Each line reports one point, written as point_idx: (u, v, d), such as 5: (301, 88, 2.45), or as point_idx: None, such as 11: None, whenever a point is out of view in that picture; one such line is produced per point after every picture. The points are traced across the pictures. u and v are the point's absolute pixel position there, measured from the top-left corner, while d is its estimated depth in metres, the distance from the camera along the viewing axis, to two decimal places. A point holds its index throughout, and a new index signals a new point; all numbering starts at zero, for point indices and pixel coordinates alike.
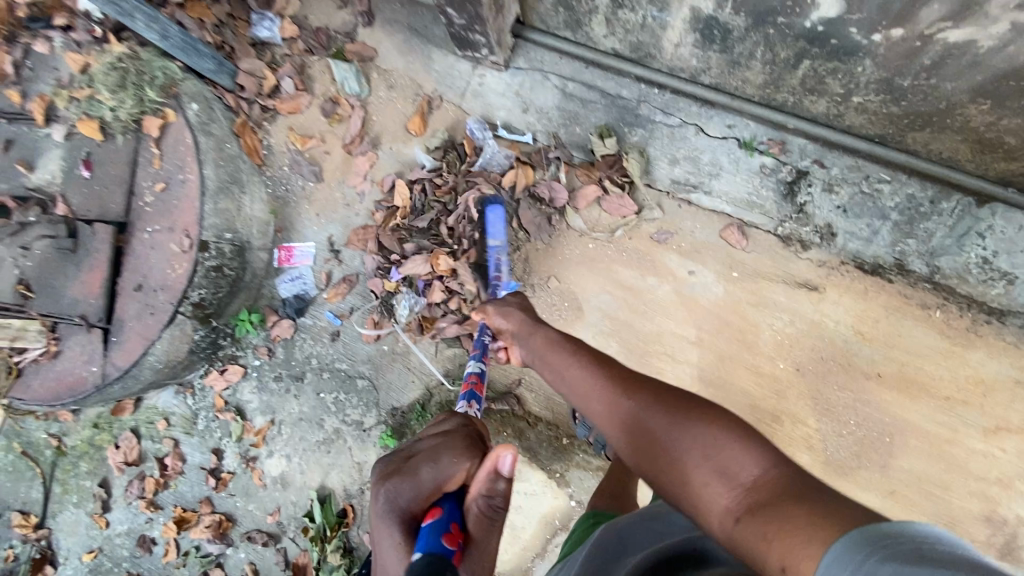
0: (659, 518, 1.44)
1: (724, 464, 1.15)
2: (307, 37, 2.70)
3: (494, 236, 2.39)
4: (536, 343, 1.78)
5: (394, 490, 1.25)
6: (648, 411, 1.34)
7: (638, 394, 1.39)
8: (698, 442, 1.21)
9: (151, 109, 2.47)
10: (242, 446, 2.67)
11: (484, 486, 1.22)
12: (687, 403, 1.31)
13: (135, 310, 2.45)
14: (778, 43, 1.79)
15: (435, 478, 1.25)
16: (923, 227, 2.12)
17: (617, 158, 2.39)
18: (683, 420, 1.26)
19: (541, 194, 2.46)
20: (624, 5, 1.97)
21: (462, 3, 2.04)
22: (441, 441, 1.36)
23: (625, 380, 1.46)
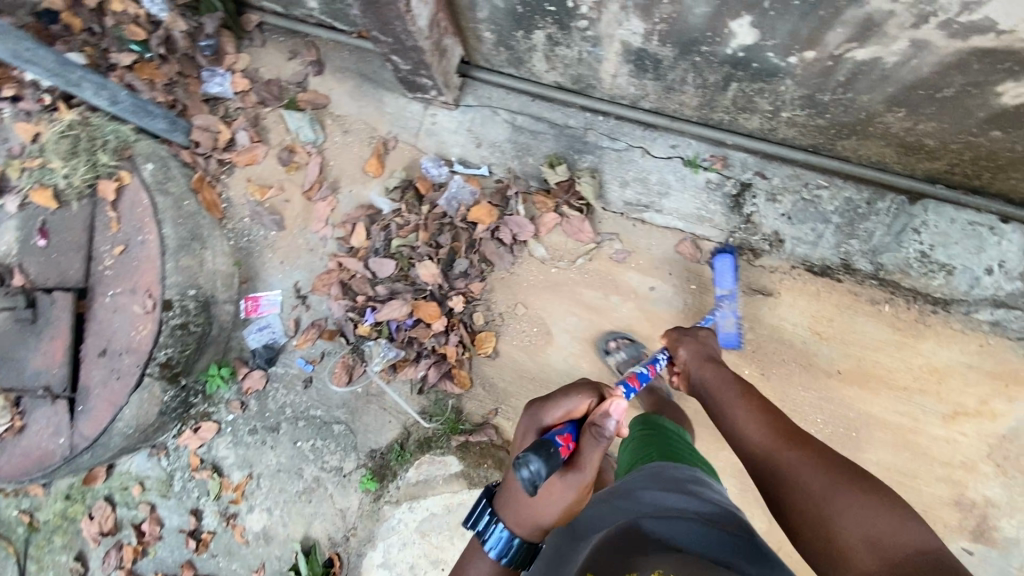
0: (625, 497, 1.51)
1: (878, 535, 1.14)
2: (259, 89, 2.73)
3: (723, 284, 2.31)
4: (711, 380, 1.85)
5: (535, 409, 1.50)
6: (807, 465, 1.35)
7: (805, 451, 1.39)
8: (853, 507, 1.20)
9: (106, 172, 2.47)
10: (221, 504, 2.62)
11: (599, 419, 1.40)
12: (855, 471, 1.29)
13: (100, 376, 2.41)
14: (706, 69, 1.89)
15: (568, 407, 1.46)
16: (864, 227, 2.22)
17: (571, 183, 2.47)
18: (843, 482, 1.26)
19: (505, 229, 2.50)
20: (559, 43, 2.05)
21: (405, 51, 2.11)
22: (580, 382, 1.54)
23: (791, 433, 1.48)
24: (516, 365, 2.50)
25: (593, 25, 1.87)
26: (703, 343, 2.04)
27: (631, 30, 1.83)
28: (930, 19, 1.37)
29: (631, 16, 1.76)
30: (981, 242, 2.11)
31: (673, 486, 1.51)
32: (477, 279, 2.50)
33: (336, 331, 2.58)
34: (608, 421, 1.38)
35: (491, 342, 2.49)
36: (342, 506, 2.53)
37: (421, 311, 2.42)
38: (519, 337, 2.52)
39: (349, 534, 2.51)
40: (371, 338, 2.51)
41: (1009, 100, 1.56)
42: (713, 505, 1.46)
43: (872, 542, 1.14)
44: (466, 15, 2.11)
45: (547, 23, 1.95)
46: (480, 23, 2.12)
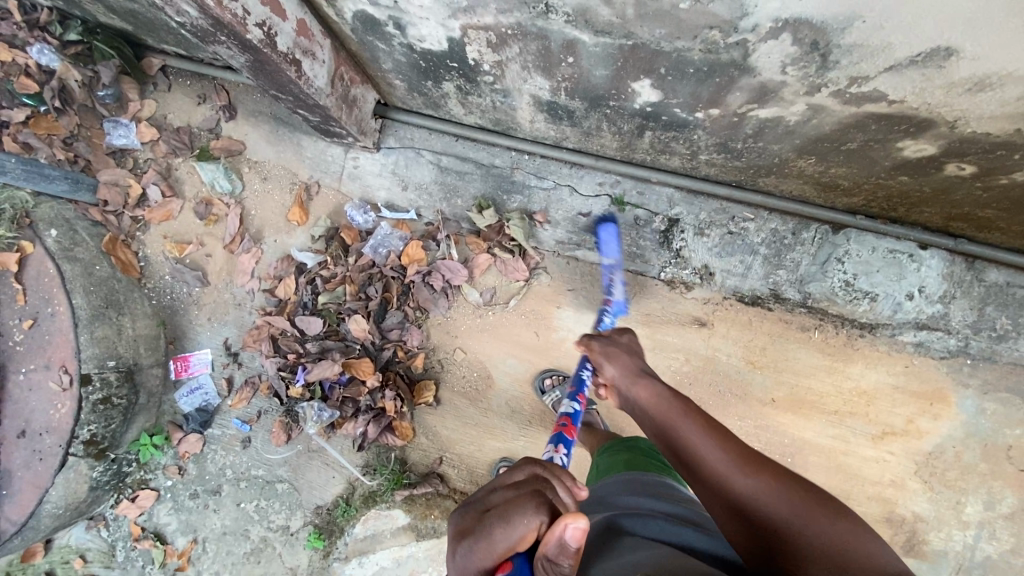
0: (604, 502, 1.47)
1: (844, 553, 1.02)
2: (168, 138, 2.59)
3: (608, 255, 2.27)
4: (645, 399, 1.47)
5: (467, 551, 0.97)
6: (768, 494, 1.16)
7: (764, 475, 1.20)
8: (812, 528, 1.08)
9: (5, 244, 2.24)
10: (167, 571, 2.56)
11: (548, 552, 0.91)
12: (818, 494, 1.15)
13: (22, 458, 2.25)
14: (619, 118, 1.83)
15: (504, 543, 0.94)
16: (790, 257, 2.23)
17: (501, 224, 2.39)
18: (809, 510, 1.11)
19: (436, 274, 2.42)
20: (471, 93, 1.97)
21: (309, 107, 2.00)
22: (519, 490, 1.02)
23: (745, 456, 1.26)
24: (458, 411, 2.47)
25: (499, 79, 1.78)
26: (634, 356, 1.64)
27: (537, 86, 1.75)
28: (821, 89, 1.34)
29: (534, 75, 1.68)
30: (901, 269, 2.12)
31: (649, 490, 1.45)
32: (411, 329, 2.44)
33: (271, 390, 2.50)
34: (563, 552, 0.91)
35: (430, 392, 2.44)
36: (292, 564, 2.49)
37: (354, 368, 2.35)
38: (459, 383, 2.48)
39: None
40: (304, 400, 2.43)
41: (910, 153, 1.55)
42: (685, 507, 1.38)
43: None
44: (372, 66, 2.00)
45: (452, 76, 1.86)
46: (388, 73, 2.02)
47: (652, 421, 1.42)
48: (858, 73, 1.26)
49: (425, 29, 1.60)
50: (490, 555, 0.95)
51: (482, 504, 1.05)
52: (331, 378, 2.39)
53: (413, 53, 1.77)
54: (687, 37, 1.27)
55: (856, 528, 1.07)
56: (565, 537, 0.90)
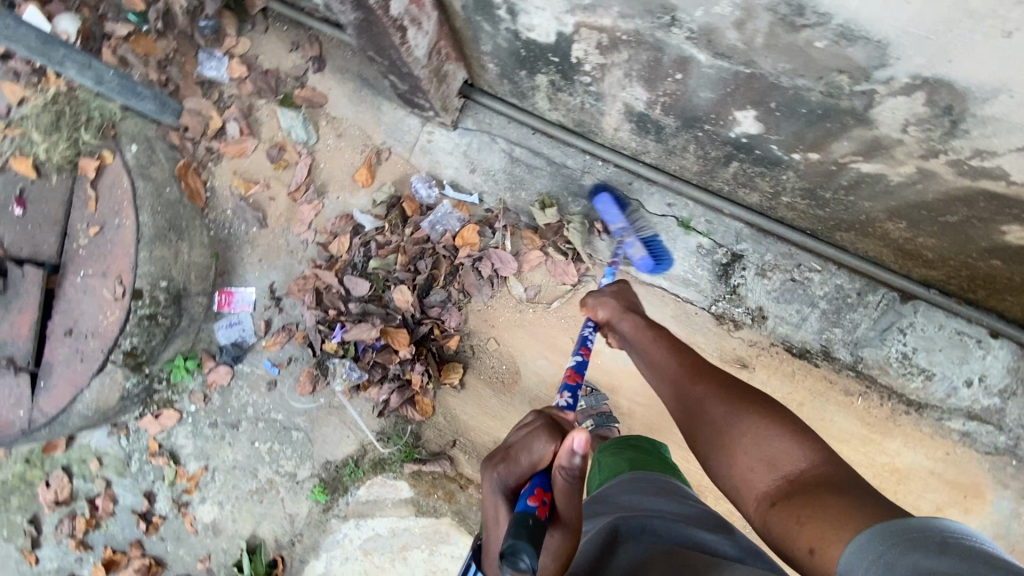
0: (603, 500, 1.47)
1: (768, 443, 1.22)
2: (256, 78, 2.63)
3: (614, 221, 2.24)
4: (624, 328, 1.69)
5: (500, 476, 1.23)
6: (713, 399, 1.36)
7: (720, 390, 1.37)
8: (758, 435, 1.24)
9: (87, 151, 2.40)
10: (175, 491, 2.65)
11: (563, 463, 1.12)
12: (757, 396, 1.34)
13: (64, 354, 2.38)
14: (708, 143, 1.79)
15: (527, 460, 1.21)
16: (850, 317, 2.15)
17: (560, 225, 2.38)
18: (742, 411, 1.30)
19: (487, 261, 2.43)
20: (563, 90, 1.94)
21: (401, 74, 2.01)
22: (534, 425, 1.27)
23: (699, 370, 1.44)
24: (480, 399, 2.47)
25: (596, 82, 1.76)
26: (620, 296, 1.77)
27: (634, 95, 1.72)
28: (939, 155, 1.28)
29: (635, 84, 1.64)
30: (966, 353, 2.07)
31: (656, 489, 1.44)
32: (450, 309, 2.45)
33: (304, 339, 2.56)
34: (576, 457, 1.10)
35: (457, 374, 2.45)
36: (292, 511, 2.55)
37: (388, 334, 2.38)
38: (487, 372, 2.48)
39: (295, 540, 2.54)
40: (337, 355, 2.48)
41: (1011, 239, 1.49)
42: (690, 506, 1.38)
43: (772, 466, 1.20)
44: (470, 45, 1.99)
45: (549, 70, 1.84)
46: (484, 55, 2.01)
47: (632, 349, 1.65)
48: (985, 146, 1.19)
49: (537, 18, 1.57)
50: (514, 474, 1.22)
51: (508, 445, 1.27)
52: (364, 341, 2.43)
53: (516, 40, 1.76)
54: (811, 76, 1.22)
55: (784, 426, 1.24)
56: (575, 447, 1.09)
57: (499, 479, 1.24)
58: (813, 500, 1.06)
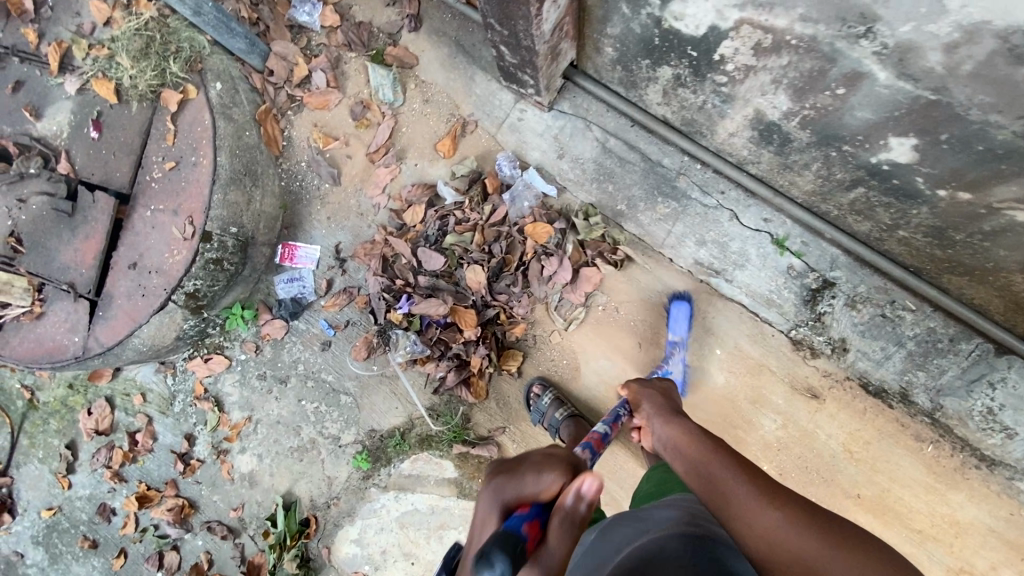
0: (638, 517, 1.37)
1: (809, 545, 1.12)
2: (347, 29, 2.55)
3: (676, 331, 2.26)
4: (660, 425, 1.67)
5: (500, 486, 1.32)
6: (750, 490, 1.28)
7: (779, 502, 1.23)
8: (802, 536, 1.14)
9: (173, 83, 2.31)
10: (215, 437, 2.65)
11: (565, 501, 1.22)
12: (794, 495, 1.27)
13: (126, 288, 2.33)
14: (836, 165, 1.70)
15: (533, 488, 1.28)
16: (936, 362, 2.07)
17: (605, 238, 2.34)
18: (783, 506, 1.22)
19: (553, 262, 2.33)
20: (686, 86, 1.84)
21: (517, 46, 1.92)
22: (551, 459, 1.38)
23: (737, 459, 1.39)
24: None
25: (732, 83, 1.66)
26: (665, 396, 1.83)
27: (773, 102, 1.62)
28: None
29: (780, 91, 1.55)
30: None
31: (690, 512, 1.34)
32: (520, 296, 2.38)
33: (368, 304, 2.52)
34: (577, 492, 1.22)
35: (516, 362, 2.40)
36: (331, 473, 2.55)
37: (455, 312, 2.34)
38: (546, 363, 2.43)
39: (331, 502, 2.54)
40: (400, 327, 2.44)
41: None
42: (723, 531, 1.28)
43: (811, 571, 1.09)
44: (594, 26, 1.90)
45: (680, 63, 1.74)
46: (606, 38, 1.91)
47: (666, 447, 1.60)
48: None
49: (693, 7, 1.47)
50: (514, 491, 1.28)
51: (519, 461, 1.41)
52: (429, 316, 2.40)
53: (654, 27, 1.66)
54: (1009, 115, 1.17)
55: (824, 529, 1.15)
56: (580, 486, 1.22)
57: (499, 488, 1.30)
58: None
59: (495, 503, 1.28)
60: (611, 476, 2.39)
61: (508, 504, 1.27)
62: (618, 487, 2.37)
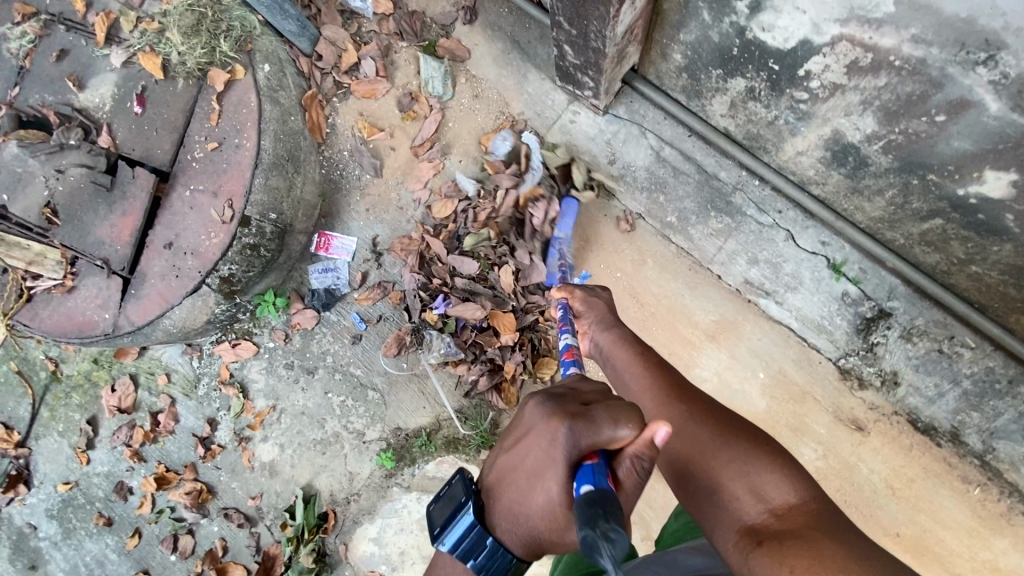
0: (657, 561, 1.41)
1: (752, 472, 1.12)
2: (400, 18, 2.53)
3: (562, 228, 2.34)
4: (599, 337, 1.57)
5: (575, 433, 1.06)
6: (697, 422, 1.26)
7: (692, 402, 1.31)
8: (746, 464, 1.13)
9: (222, 62, 2.27)
10: (238, 423, 2.62)
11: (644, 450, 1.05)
12: (736, 417, 1.26)
13: (160, 267, 2.29)
14: (915, 194, 1.66)
15: (607, 436, 1.06)
16: (992, 404, 1.98)
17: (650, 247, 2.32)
18: (728, 435, 1.21)
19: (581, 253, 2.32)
20: (758, 99, 1.78)
21: (583, 47, 1.86)
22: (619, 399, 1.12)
23: (679, 385, 1.36)
24: None
25: (812, 101, 1.63)
26: (609, 304, 1.66)
27: (855, 124, 1.59)
28: None
29: (868, 113, 1.53)
30: None
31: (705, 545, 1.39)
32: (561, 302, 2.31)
33: (403, 301, 2.48)
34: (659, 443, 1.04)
35: (551, 370, 2.34)
36: (353, 469, 2.52)
37: (494, 315, 2.30)
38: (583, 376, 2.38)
39: (351, 498, 2.50)
40: (435, 328, 2.38)
41: None
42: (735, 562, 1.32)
43: (760, 498, 1.08)
44: (665, 31, 1.84)
45: (757, 76, 1.70)
46: (676, 45, 1.85)
47: (606, 362, 1.55)
48: None
49: (785, 18, 1.47)
50: (589, 442, 1.05)
51: (576, 400, 1.17)
52: (465, 318, 2.35)
53: (736, 36, 1.63)
54: None
55: (769, 453, 1.15)
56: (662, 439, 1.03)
57: (570, 436, 1.06)
58: (805, 546, 0.95)
59: (563, 451, 1.06)
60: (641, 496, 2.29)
61: (580, 454, 1.05)
62: (646, 506, 2.30)
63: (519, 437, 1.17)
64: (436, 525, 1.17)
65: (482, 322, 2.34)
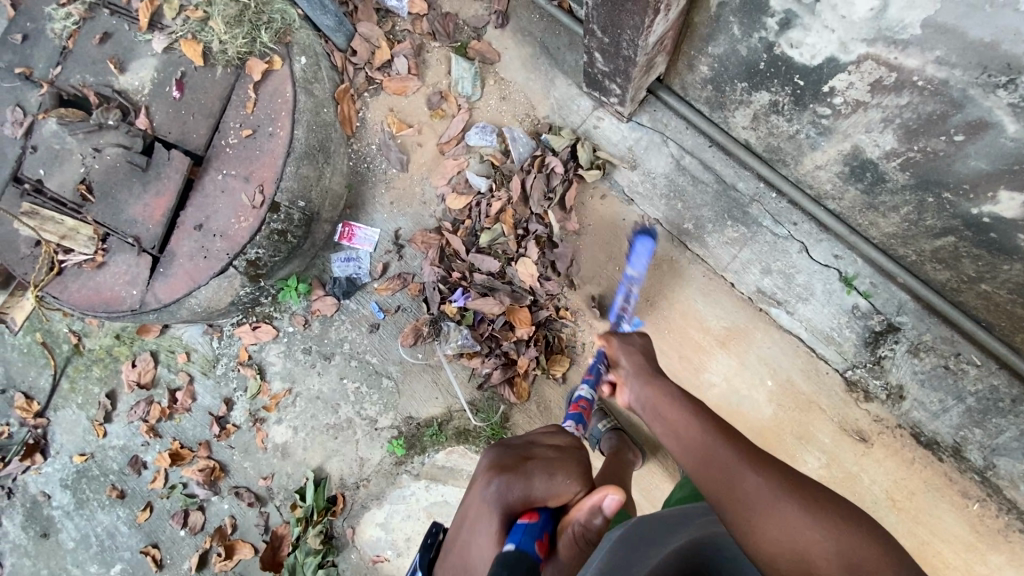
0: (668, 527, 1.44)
1: (839, 539, 1.09)
2: (433, 19, 2.61)
3: (634, 266, 2.39)
4: (649, 395, 1.57)
5: (506, 484, 1.25)
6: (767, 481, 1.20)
7: (760, 464, 1.24)
8: (832, 529, 1.10)
9: (261, 52, 2.35)
10: (254, 404, 2.68)
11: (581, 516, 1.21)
12: (802, 478, 1.23)
13: (189, 248, 2.34)
14: (929, 212, 1.72)
15: (538, 495, 1.24)
16: (995, 422, 2.00)
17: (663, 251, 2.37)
18: (803, 497, 1.17)
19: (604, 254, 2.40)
20: (781, 113, 1.84)
21: (614, 54, 1.93)
22: (558, 459, 1.34)
23: (739, 441, 1.31)
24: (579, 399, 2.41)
25: (835, 116, 1.69)
26: (647, 355, 1.75)
27: (875, 141, 1.66)
28: None
29: (888, 131, 1.59)
30: None
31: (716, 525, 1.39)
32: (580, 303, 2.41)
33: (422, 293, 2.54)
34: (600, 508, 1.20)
35: (564, 367, 2.40)
36: (364, 455, 2.57)
37: (512, 311, 2.37)
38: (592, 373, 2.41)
39: (361, 483, 2.56)
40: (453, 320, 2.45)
41: None
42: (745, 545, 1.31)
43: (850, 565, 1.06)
44: (693, 43, 1.91)
45: (782, 91, 1.77)
46: (703, 57, 1.92)
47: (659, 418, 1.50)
48: None
49: (814, 36, 1.54)
50: (519, 494, 1.23)
51: (519, 453, 1.37)
52: (482, 313, 2.42)
53: (764, 51, 1.70)
54: None
55: (845, 518, 1.13)
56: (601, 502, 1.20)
57: (500, 489, 1.24)
58: None
59: (495, 502, 1.22)
60: (645, 494, 2.35)
61: (511, 506, 1.22)
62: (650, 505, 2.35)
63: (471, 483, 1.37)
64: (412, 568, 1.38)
65: (499, 317, 2.40)
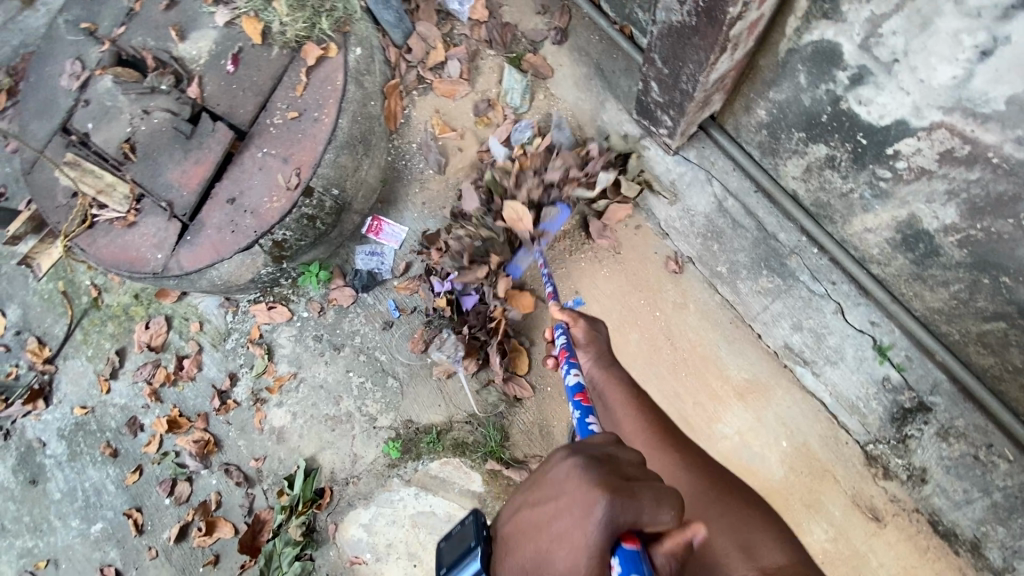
0: None
1: (739, 527, 1.24)
2: (493, 27, 2.61)
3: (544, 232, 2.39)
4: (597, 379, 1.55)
5: (614, 508, 0.86)
6: (688, 474, 1.38)
7: (682, 456, 1.42)
8: (734, 520, 1.25)
9: (319, 38, 2.37)
10: (257, 383, 2.67)
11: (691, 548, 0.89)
12: (719, 477, 1.38)
13: (218, 220, 2.34)
14: (982, 293, 1.65)
15: (643, 519, 0.88)
16: (1021, 524, 1.89)
17: (690, 291, 2.32)
18: (715, 497, 1.32)
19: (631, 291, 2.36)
20: (837, 169, 1.78)
21: (672, 86, 1.88)
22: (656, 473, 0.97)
23: (674, 442, 1.45)
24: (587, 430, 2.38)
25: (894, 181, 1.63)
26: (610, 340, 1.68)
27: (935, 212, 1.59)
28: None
29: (951, 204, 1.53)
30: None
31: None
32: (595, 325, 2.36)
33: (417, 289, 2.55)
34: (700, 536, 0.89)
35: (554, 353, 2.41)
36: (358, 452, 2.53)
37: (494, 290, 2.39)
38: None
39: (351, 480, 2.51)
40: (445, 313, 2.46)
41: None
42: None
43: (748, 554, 1.17)
44: (755, 86, 1.85)
45: (840, 147, 1.70)
46: (763, 101, 1.87)
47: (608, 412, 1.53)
48: None
49: (886, 96, 1.48)
50: (627, 521, 0.86)
51: (619, 470, 0.96)
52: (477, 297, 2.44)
53: (828, 104, 1.65)
54: None
55: (746, 505, 1.30)
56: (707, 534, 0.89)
57: (609, 512, 0.86)
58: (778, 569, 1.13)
59: (599, 529, 0.85)
60: None
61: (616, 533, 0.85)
62: None
63: (544, 493, 0.94)
64: (443, 563, 1.00)
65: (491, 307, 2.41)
